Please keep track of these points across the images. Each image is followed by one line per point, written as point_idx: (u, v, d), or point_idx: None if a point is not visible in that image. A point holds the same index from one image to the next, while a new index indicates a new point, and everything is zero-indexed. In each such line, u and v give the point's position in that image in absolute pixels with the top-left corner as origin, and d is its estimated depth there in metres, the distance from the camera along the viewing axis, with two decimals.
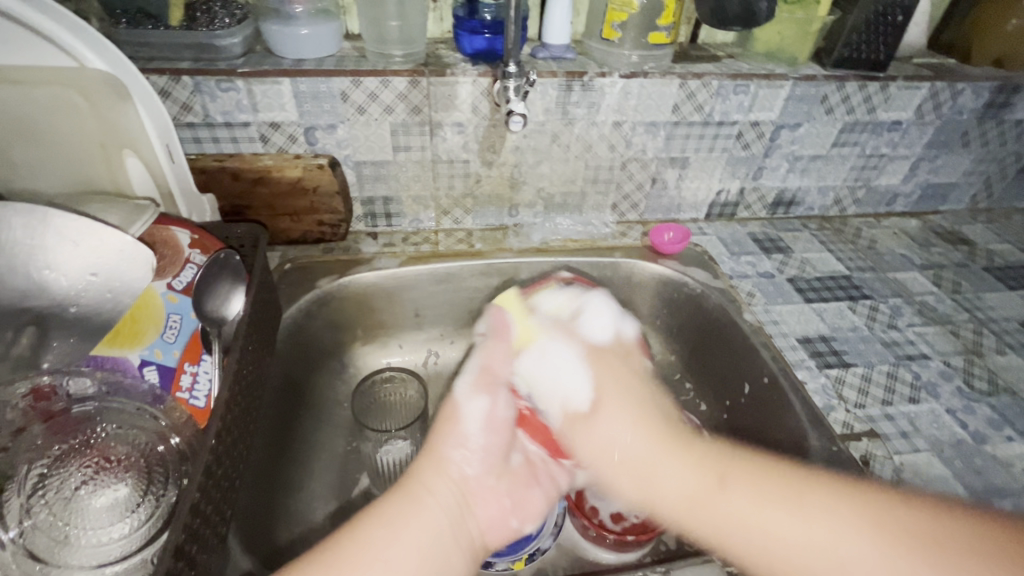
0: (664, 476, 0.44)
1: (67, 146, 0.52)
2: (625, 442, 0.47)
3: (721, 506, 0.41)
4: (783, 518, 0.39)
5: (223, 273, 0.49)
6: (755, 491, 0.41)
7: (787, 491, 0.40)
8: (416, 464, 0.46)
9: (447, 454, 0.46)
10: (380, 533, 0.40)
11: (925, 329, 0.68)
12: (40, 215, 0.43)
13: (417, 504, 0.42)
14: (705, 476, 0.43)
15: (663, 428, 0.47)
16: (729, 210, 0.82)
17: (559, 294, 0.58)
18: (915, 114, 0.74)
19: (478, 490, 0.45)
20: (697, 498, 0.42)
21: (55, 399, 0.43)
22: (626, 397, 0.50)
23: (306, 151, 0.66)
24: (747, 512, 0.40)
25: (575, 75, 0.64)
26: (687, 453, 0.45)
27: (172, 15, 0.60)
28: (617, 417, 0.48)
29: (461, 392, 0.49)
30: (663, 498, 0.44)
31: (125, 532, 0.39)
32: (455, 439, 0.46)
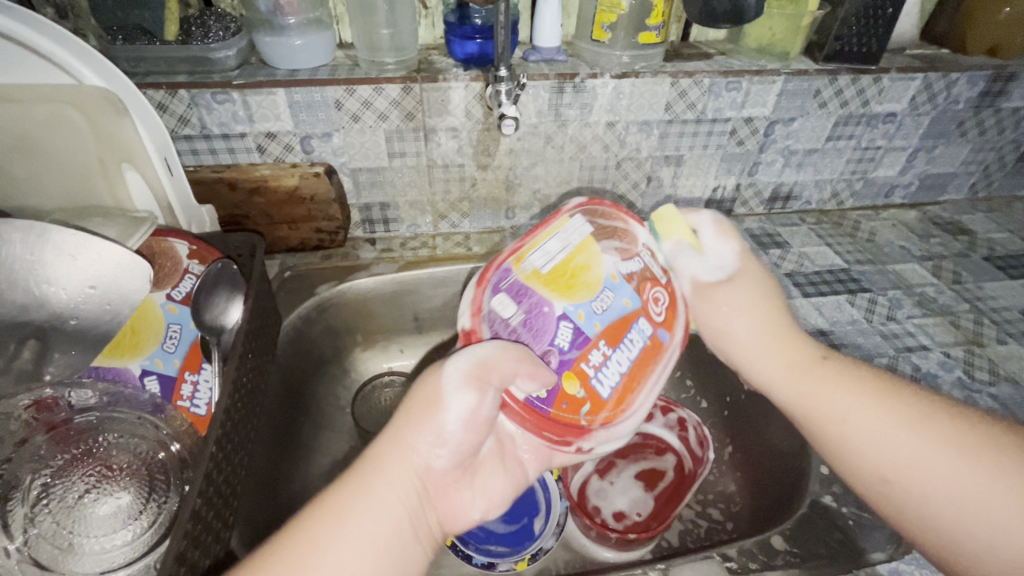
0: (764, 355, 0.48)
1: (66, 163, 0.52)
2: (744, 326, 0.49)
3: (810, 387, 0.45)
4: (858, 401, 0.42)
5: (221, 281, 0.50)
6: (852, 387, 0.43)
7: (884, 385, 0.43)
8: (379, 443, 0.40)
9: (414, 443, 0.39)
10: (328, 530, 0.35)
11: (924, 320, 0.68)
12: (39, 231, 0.43)
13: (373, 493, 0.37)
14: (810, 357, 0.46)
15: (781, 320, 0.49)
16: (726, 207, 0.82)
17: (563, 235, 0.47)
18: (909, 106, 0.74)
19: (438, 484, 0.40)
20: (793, 368, 0.46)
21: (58, 410, 0.44)
22: (765, 294, 0.51)
23: (302, 160, 0.67)
24: (829, 392, 0.44)
25: (566, 77, 0.65)
26: (805, 347, 0.47)
27: (166, 31, 0.61)
28: (735, 304, 0.49)
29: (449, 377, 0.40)
30: (760, 363, 0.48)
31: (129, 539, 0.40)
32: (430, 431, 0.39)
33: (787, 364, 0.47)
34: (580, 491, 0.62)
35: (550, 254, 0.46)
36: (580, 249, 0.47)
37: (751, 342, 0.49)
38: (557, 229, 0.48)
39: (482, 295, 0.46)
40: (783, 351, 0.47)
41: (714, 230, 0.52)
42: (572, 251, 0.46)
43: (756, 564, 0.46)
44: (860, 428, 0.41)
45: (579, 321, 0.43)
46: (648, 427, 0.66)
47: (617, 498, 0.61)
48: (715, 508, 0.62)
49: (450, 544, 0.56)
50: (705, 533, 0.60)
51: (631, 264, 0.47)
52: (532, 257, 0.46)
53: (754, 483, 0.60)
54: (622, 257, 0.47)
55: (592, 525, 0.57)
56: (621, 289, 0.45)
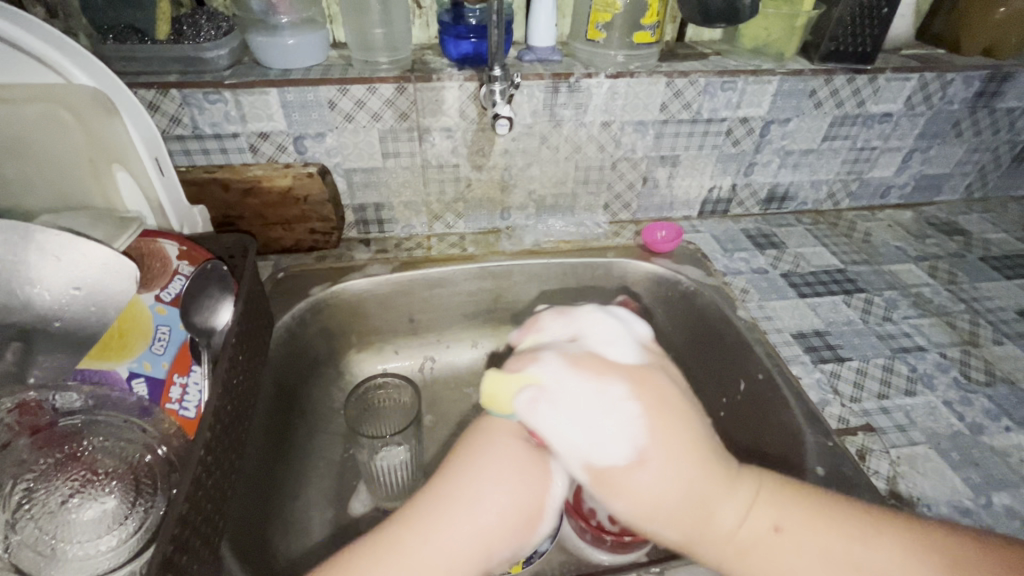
0: (689, 496, 0.40)
1: (55, 164, 0.51)
2: (664, 490, 0.40)
3: (767, 549, 0.41)
4: (834, 569, 0.40)
5: (210, 283, 0.50)
6: (807, 525, 0.41)
7: (853, 535, 0.41)
8: (449, 507, 0.39)
9: (489, 514, 0.39)
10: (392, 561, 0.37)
11: (920, 320, 0.68)
12: (22, 231, 0.42)
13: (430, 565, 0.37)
14: (763, 521, 0.42)
15: (714, 465, 0.42)
16: (722, 207, 0.81)
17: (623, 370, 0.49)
18: (905, 106, 0.74)
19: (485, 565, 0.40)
20: (746, 552, 0.41)
21: (42, 413, 0.43)
22: (671, 440, 0.40)
23: (295, 160, 0.67)
24: (794, 548, 0.41)
25: (561, 77, 0.64)
26: (738, 485, 0.42)
27: (157, 29, 0.60)
28: (649, 476, 0.40)
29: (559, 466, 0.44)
30: (717, 531, 0.41)
31: (113, 544, 0.39)
32: (519, 532, 0.40)
33: (746, 520, 0.42)
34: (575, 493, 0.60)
35: None
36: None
37: (677, 502, 0.40)
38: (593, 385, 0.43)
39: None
40: (735, 501, 0.42)
41: (568, 367, 0.43)
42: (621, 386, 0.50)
43: None
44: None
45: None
46: None
47: None
48: None
49: None
50: None
51: None
52: None
53: None
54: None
55: (588, 527, 0.57)
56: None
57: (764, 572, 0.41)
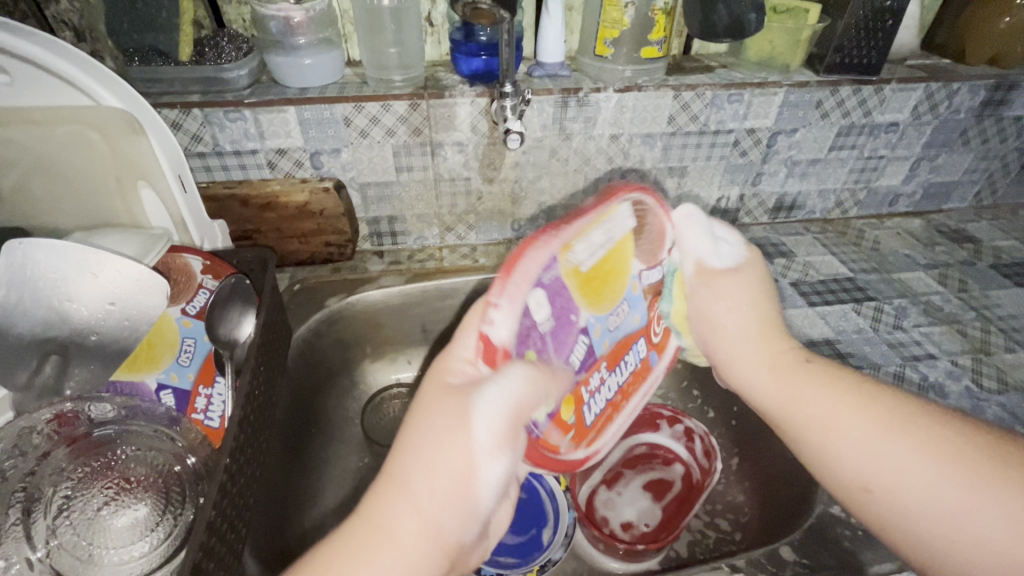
0: (744, 348, 0.44)
1: (86, 182, 0.54)
2: (738, 323, 0.44)
3: (789, 386, 0.41)
4: (843, 414, 0.38)
5: (233, 298, 0.51)
6: (797, 384, 0.41)
7: (866, 395, 0.38)
8: (383, 503, 0.30)
9: (427, 492, 0.30)
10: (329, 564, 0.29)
11: (931, 328, 0.68)
12: (61, 249, 0.44)
13: (380, 554, 0.29)
14: (800, 366, 0.42)
15: (773, 331, 0.44)
16: (730, 217, 0.82)
17: (609, 225, 0.38)
18: (911, 115, 0.75)
19: (465, 550, 0.32)
20: (773, 368, 0.42)
21: (78, 423, 0.44)
22: (761, 294, 0.46)
23: (312, 175, 0.68)
24: (814, 405, 0.39)
25: (570, 91, 0.66)
26: (778, 345, 0.44)
27: (180, 52, 0.63)
28: (733, 302, 0.44)
29: (482, 434, 0.30)
30: (746, 360, 0.44)
31: (145, 551, 0.40)
32: (458, 502, 0.30)
33: (770, 357, 0.43)
34: (588, 501, 0.62)
35: (593, 246, 0.37)
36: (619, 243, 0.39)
37: (741, 340, 0.44)
38: (608, 218, 0.38)
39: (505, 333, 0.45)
40: (765, 347, 0.44)
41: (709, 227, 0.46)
42: (613, 247, 0.39)
43: None
44: (843, 447, 0.37)
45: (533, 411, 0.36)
46: (654, 437, 0.66)
47: (624, 509, 0.61)
48: (724, 519, 0.62)
49: None
50: (713, 544, 0.60)
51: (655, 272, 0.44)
52: (578, 247, 0.36)
53: (762, 492, 0.60)
54: (648, 266, 0.43)
55: (600, 537, 0.57)
56: (636, 303, 0.44)
57: (784, 412, 0.41)
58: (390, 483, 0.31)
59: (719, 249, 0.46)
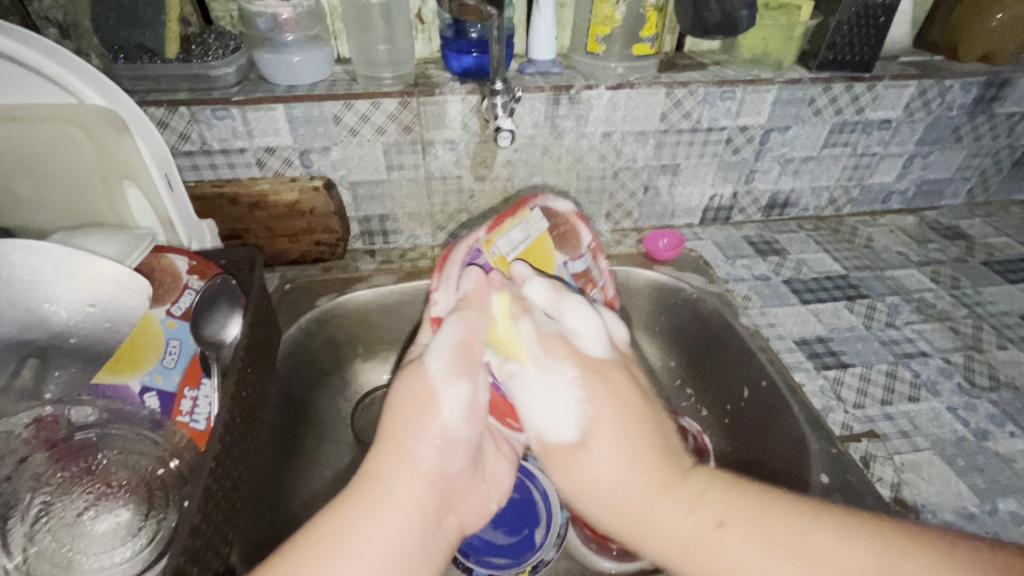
0: (644, 508, 0.37)
1: (70, 182, 0.53)
2: (615, 480, 0.37)
3: (716, 556, 0.35)
4: (781, 571, 0.33)
5: (219, 298, 0.50)
6: (706, 531, 0.35)
7: (795, 534, 0.34)
8: (378, 458, 0.39)
9: (414, 438, 0.39)
10: (351, 517, 0.36)
11: (923, 326, 0.68)
12: (38, 250, 0.43)
13: (382, 496, 0.37)
14: (697, 517, 0.36)
15: (665, 471, 0.38)
16: (723, 215, 0.82)
17: (524, 227, 0.54)
18: (904, 112, 0.75)
19: (455, 485, 0.40)
20: (691, 544, 0.36)
21: (58, 427, 0.43)
22: (622, 419, 0.39)
23: (301, 174, 0.68)
24: (743, 565, 0.34)
25: (562, 89, 0.65)
26: (682, 492, 0.37)
27: (167, 49, 0.62)
28: (601, 448, 0.38)
29: (438, 372, 0.41)
30: (657, 540, 0.36)
31: (127, 556, 0.40)
32: (430, 436, 0.40)
33: (687, 526, 0.36)
34: None
35: (510, 240, 0.53)
36: (538, 243, 0.56)
37: (631, 500, 0.37)
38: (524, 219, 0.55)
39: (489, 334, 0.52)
40: (675, 509, 0.36)
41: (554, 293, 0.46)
42: (532, 241, 0.55)
43: None
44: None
45: (503, 374, 0.44)
46: None
47: None
48: None
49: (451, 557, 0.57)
50: None
51: (577, 263, 0.59)
52: (501, 241, 0.52)
53: None
54: (570, 257, 0.58)
55: (593, 537, 0.57)
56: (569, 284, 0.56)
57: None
58: (382, 445, 0.40)
59: (558, 347, 0.41)
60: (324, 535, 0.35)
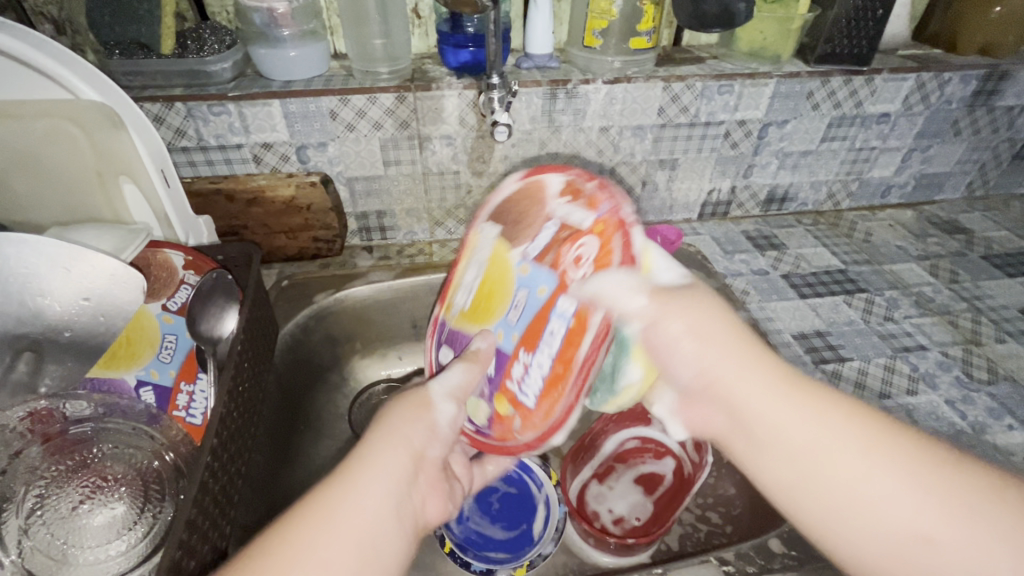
0: (750, 395, 0.37)
1: (66, 177, 0.53)
2: (716, 374, 0.38)
3: (813, 443, 0.35)
4: (868, 473, 0.34)
5: (216, 292, 0.50)
6: (817, 427, 0.35)
7: (901, 457, 0.34)
8: (367, 442, 0.37)
9: (406, 430, 0.38)
10: (342, 504, 0.32)
11: (922, 320, 0.68)
12: (30, 243, 0.42)
13: (371, 478, 0.34)
14: (802, 406, 0.36)
15: (786, 377, 0.37)
16: (722, 210, 0.82)
17: (477, 259, 0.51)
18: (902, 106, 0.75)
19: (431, 475, 0.39)
20: (789, 422, 0.36)
21: (53, 421, 0.44)
22: (722, 336, 0.39)
23: (298, 169, 0.68)
24: (832, 459, 0.34)
25: (559, 83, 0.65)
26: (786, 384, 0.37)
27: (162, 45, 0.61)
28: (693, 351, 0.39)
29: (436, 389, 0.42)
30: (755, 419, 0.37)
31: (123, 549, 0.40)
32: (420, 427, 0.39)
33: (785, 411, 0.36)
34: (578, 496, 0.62)
35: (470, 285, 0.51)
36: (490, 262, 0.49)
37: (734, 387, 0.38)
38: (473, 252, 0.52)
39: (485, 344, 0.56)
40: (771, 396, 0.37)
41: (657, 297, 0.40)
42: (484, 269, 0.49)
43: (754, 567, 0.46)
44: (850, 492, 0.34)
45: (477, 419, 0.49)
46: (646, 430, 0.65)
47: (616, 503, 0.61)
48: (715, 512, 0.61)
49: (448, 550, 0.56)
50: (705, 537, 0.60)
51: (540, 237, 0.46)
52: (457, 300, 0.52)
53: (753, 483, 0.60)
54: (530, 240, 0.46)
55: (591, 531, 0.57)
56: (535, 277, 0.45)
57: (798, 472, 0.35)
58: (373, 431, 0.38)
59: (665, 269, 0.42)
60: (311, 511, 0.32)
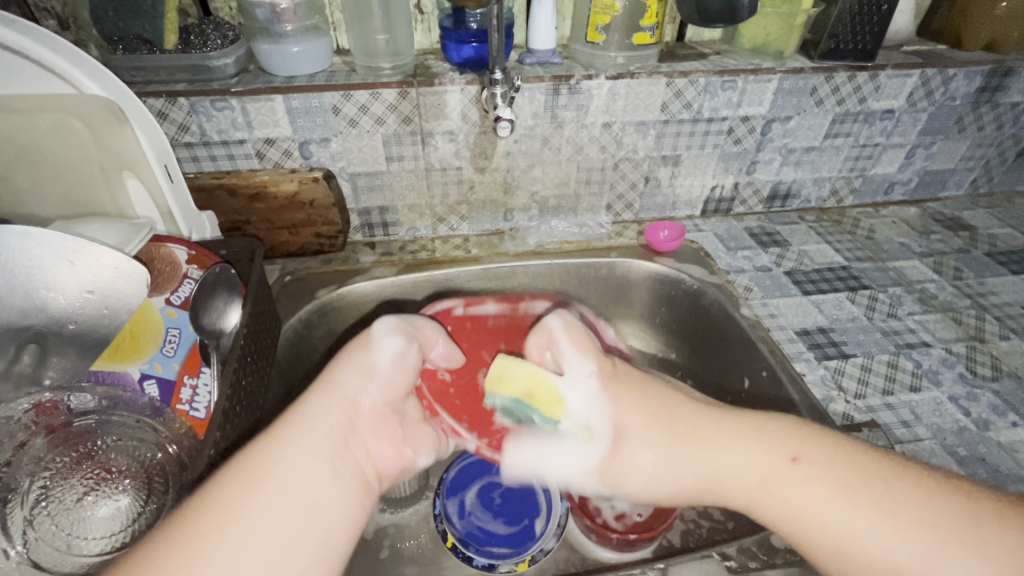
0: (728, 467, 0.43)
1: (70, 172, 0.53)
2: (661, 466, 0.44)
3: (785, 489, 0.41)
4: (833, 502, 0.39)
5: (218, 286, 0.51)
6: (771, 464, 0.42)
7: (854, 477, 0.39)
8: (300, 399, 0.40)
9: (346, 381, 0.42)
10: (270, 449, 0.36)
11: (925, 316, 0.68)
12: (36, 237, 0.43)
13: (298, 425, 0.38)
14: (774, 455, 0.42)
15: (753, 441, 0.43)
16: (724, 206, 0.82)
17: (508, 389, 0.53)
18: (906, 102, 0.74)
19: (368, 420, 0.42)
20: (767, 480, 0.41)
21: (57, 413, 0.43)
22: (653, 427, 0.45)
23: (301, 165, 0.68)
24: (806, 500, 0.40)
25: (562, 79, 0.65)
26: (744, 436, 0.43)
27: (165, 40, 0.61)
28: (642, 460, 0.44)
29: (379, 328, 0.47)
30: (727, 481, 0.43)
31: (127, 541, 0.41)
32: (355, 370, 0.43)
33: (750, 460, 0.42)
34: (581, 493, 0.62)
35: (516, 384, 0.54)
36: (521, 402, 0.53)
37: (701, 455, 0.43)
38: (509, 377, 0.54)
39: (487, 306, 0.62)
40: (735, 450, 0.43)
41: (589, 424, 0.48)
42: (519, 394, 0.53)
43: (756, 563, 0.46)
44: (826, 527, 0.39)
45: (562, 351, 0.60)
46: None
47: (618, 498, 0.61)
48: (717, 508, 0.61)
49: (451, 545, 0.57)
50: (708, 533, 0.60)
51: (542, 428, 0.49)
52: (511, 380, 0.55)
53: None
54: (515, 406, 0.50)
55: (593, 527, 0.57)
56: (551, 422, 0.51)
57: (787, 518, 0.40)
58: (312, 387, 0.41)
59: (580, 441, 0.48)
60: (240, 469, 0.35)
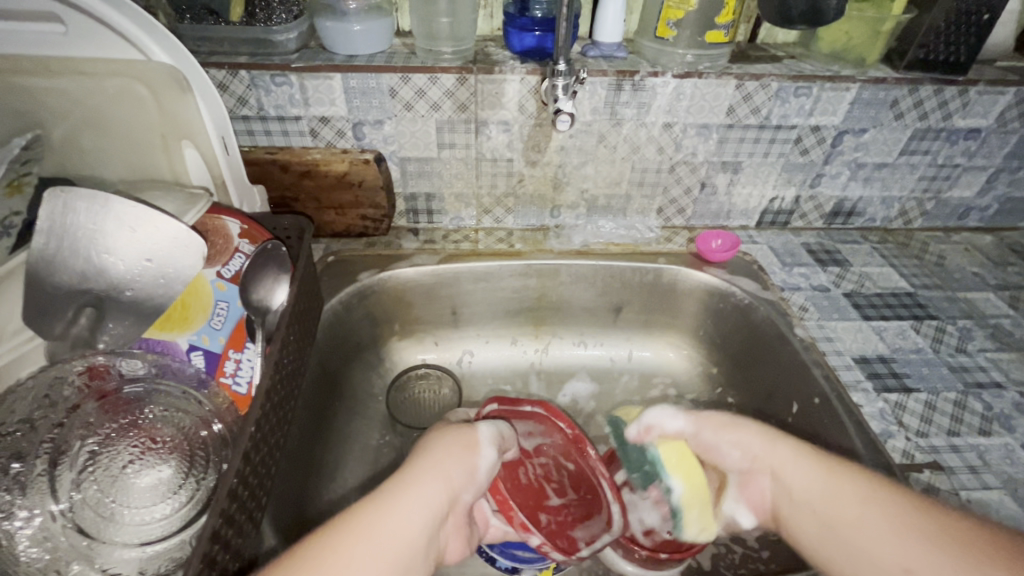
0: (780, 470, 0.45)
1: (133, 138, 0.54)
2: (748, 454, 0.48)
3: (819, 483, 0.43)
4: (870, 499, 0.40)
5: (268, 263, 0.51)
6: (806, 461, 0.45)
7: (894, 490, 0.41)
8: (419, 463, 0.42)
9: (461, 470, 0.42)
10: (385, 502, 0.37)
11: (998, 354, 0.63)
12: (101, 200, 0.44)
13: (407, 490, 0.39)
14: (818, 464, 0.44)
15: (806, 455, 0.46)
16: (782, 219, 0.78)
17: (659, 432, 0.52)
18: (996, 122, 0.69)
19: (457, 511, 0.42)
20: (801, 475, 0.44)
21: (109, 378, 0.45)
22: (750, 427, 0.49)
23: (353, 146, 0.67)
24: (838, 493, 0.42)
25: (626, 74, 0.62)
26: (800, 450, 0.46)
27: (231, 12, 0.61)
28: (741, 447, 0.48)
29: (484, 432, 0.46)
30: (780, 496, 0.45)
31: (166, 513, 0.41)
32: (465, 458, 0.43)
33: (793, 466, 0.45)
34: None
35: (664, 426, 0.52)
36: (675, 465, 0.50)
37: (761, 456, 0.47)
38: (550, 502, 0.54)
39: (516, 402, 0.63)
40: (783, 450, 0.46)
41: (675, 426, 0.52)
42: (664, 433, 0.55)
43: None
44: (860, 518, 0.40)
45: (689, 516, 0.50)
46: None
47: None
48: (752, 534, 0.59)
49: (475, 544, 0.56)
50: (740, 559, 0.57)
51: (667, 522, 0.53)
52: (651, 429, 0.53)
53: None
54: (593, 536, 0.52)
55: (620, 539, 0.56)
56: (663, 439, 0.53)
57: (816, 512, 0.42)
58: (430, 451, 0.43)
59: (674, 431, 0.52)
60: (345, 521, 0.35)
